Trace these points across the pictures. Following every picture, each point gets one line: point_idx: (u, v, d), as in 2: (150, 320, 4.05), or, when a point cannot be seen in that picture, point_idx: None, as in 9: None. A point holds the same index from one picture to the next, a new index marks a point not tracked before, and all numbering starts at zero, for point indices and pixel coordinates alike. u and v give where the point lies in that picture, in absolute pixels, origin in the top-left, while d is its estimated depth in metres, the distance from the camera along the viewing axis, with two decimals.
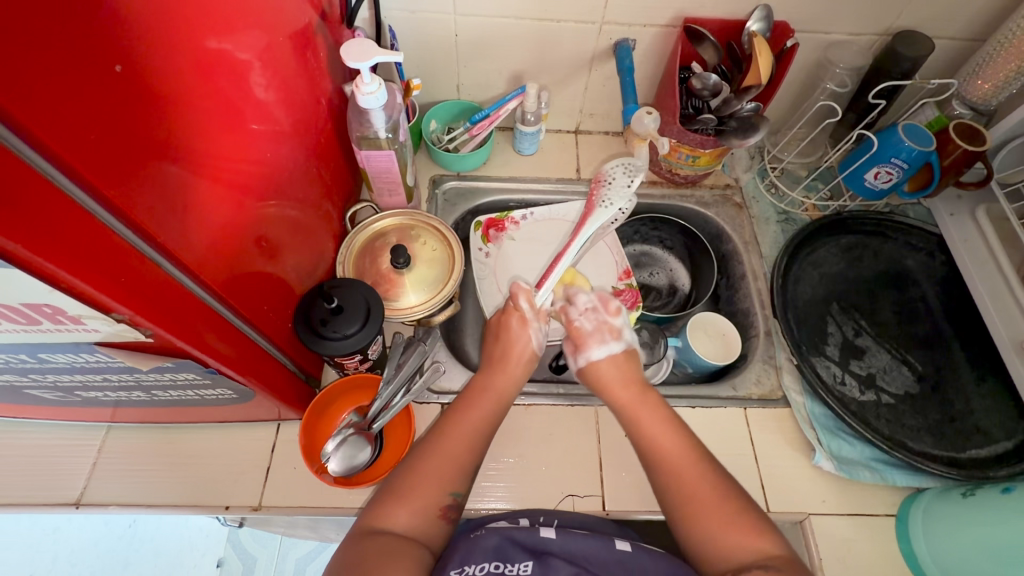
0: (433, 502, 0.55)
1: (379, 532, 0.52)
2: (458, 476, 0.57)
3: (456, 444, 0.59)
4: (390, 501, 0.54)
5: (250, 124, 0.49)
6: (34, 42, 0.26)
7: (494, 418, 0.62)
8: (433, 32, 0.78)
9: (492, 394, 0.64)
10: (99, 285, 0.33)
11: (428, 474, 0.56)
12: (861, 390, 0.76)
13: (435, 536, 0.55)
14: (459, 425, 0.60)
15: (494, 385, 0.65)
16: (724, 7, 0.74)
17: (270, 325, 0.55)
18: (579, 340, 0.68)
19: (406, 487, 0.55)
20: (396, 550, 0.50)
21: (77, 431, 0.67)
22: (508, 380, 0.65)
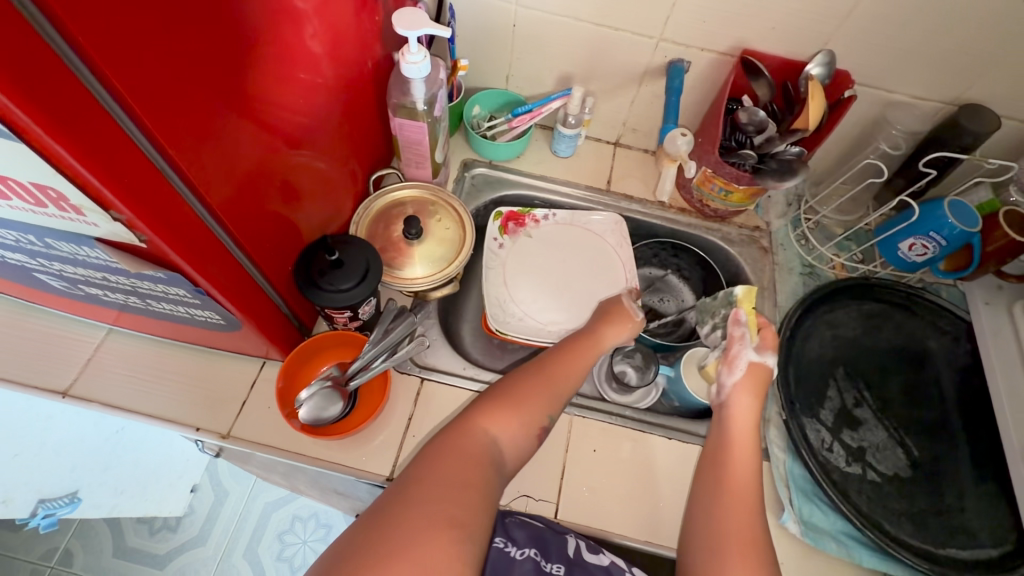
0: (533, 422, 0.62)
1: (475, 432, 0.57)
2: (553, 404, 0.63)
3: (559, 379, 0.65)
4: (494, 405, 0.60)
5: (294, 73, 0.50)
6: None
7: (588, 368, 0.68)
8: (493, 18, 0.78)
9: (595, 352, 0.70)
10: (104, 180, 0.33)
11: (531, 391, 0.62)
12: (848, 461, 0.72)
13: (523, 449, 0.61)
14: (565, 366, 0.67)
15: (596, 342, 0.70)
16: (786, 43, 0.73)
17: (269, 263, 0.56)
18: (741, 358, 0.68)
19: (512, 398, 0.61)
20: (487, 456, 0.56)
21: (81, 326, 0.71)
22: (608, 340, 0.71)
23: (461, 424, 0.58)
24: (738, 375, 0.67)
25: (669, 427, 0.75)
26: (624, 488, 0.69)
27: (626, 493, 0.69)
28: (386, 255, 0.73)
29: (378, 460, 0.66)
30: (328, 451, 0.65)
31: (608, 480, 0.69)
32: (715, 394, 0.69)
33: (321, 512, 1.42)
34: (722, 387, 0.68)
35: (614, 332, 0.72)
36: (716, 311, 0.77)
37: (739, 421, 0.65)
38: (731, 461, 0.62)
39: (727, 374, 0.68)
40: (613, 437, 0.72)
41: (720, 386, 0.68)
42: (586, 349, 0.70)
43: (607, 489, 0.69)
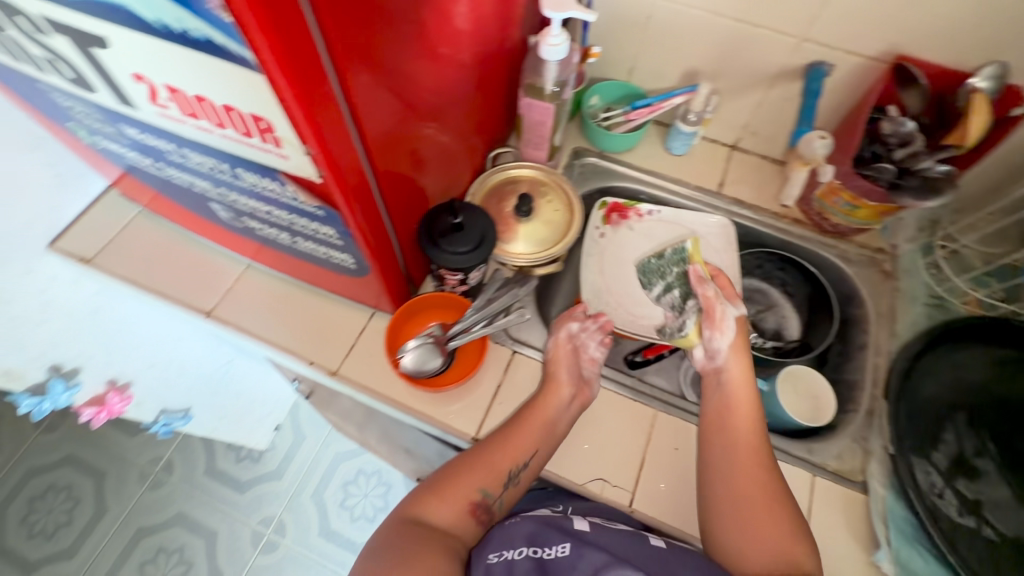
0: (469, 500, 0.59)
1: (412, 524, 0.56)
2: (490, 480, 0.60)
3: (500, 461, 0.62)
4: (430, 495, 0.59)
5: (443, 43, 0.54)
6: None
7: (539, 434, 0.64)
8: (628, 7, 0.79)
9: (542, 413, 0.65)
10: (308, 116, 0.38)
11: (464, 487, 0.60)
12: (960, 512, 0.66)
13: (467, 530, 0.59)
14: (507, 443, 0.63)
15: (545, 404, 0.65)
16: (951, 50, 0.67)
17: (398, 220, 0.61)
18: (716, 317, 0.68)
19: (447, 487, 0.59)
20: (433, 540, 0.55)
21: (225, 259, 0.80)
22: (556, 397, 0.66)
23: (401, 518, 0.57)
24: (729, 332, 0.67)
25: None
26: None
27: None
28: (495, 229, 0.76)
29: (466, 419, 0.69)
30: (421, 403, 0.70)
31: (688, 481, 0.68)
32: (709, 360, 0.68)
33: (383, 471, 1.51)
34: (716, 349, 0.67)
35: (559, 397, 0.66)
36: (669, 269, 0.78)
37: (736, 395, 0.64)
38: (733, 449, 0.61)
39: (719, 336, 0.67)
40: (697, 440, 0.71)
41: (712, 351, 0.67)
42: (535, 413, 0.65)
43: (686, 489, 0.67)
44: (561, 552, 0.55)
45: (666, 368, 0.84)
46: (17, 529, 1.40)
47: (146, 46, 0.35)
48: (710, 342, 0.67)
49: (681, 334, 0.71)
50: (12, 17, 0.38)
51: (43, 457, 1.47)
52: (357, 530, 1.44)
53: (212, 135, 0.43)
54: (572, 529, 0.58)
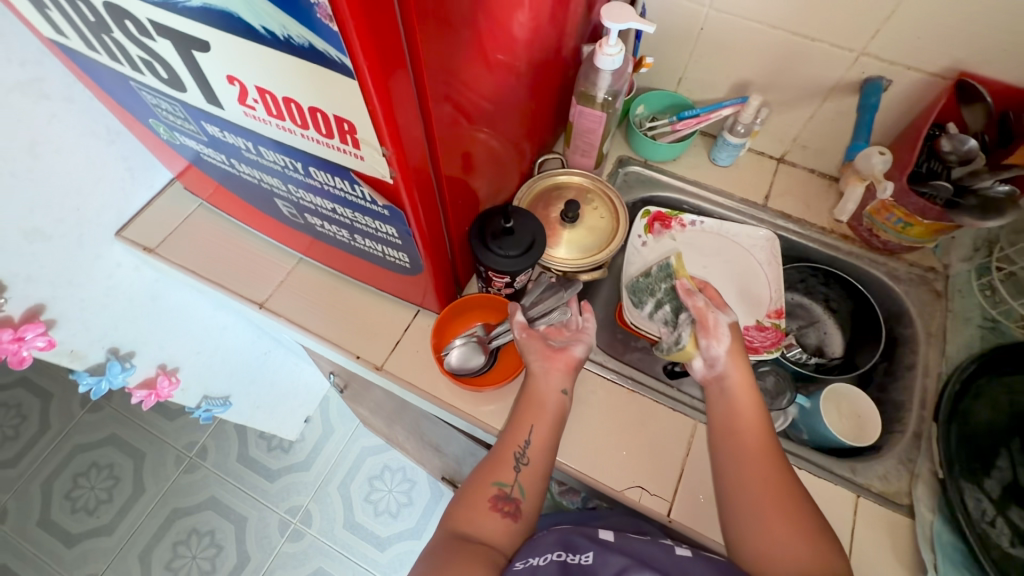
0: (487, 497, 0.59)
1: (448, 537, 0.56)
2: (500, 471, 0.60)
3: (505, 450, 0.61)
4: (456, 504, 0.59)
5: (503, 48, 0.56)
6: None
7: (534, 412, 0.63)
8: (681, 19, 0.80)
9: (532, 396, 0.64)
10: (391, 119, 0.39)
11: (480, 484, 0.60)
12: (1013, 542, 0.64)
13: (502, 533, 0.58)
14: (509, 433, 0.62)
15: (530, 387, 0.65)
16: (1017, 67, 0.66)
17: (453, 221, 0.62)
18: (709, 327, 0.66)
19: (465, 492, 0.60)
20: (470, 553, 0.54)
21: (278, 253, 0.83)
22: (541, 378, 0.65)
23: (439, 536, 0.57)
24: (725, 340, 0.65)
25: (801, 457, 0.70)
26: None
27: None
28: None
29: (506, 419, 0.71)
30: (463, 402, 0.71)
31: None
32: (709, 369, 0.65)
33: (408, 468, 1.54)
34: (714, 357, 0.65)
35: (541, 377, 0.65)
36: (658, 286, 0.79)
37: (740, 399, 0.62)
38: (747, 453, 0.59)
39: (717, 343, 0.65)
40: None
41: (710, 359, 0.65)
42: (524, 397, 0.64)
43: None
44: (586, 561, 0.57)
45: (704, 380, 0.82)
46: (61, 503, 1.47)
47: (248, 51, 0.38)
48: (704, 351, 0.66)
49: (679, 346, 0.68)
50: (122, 21, 0.41)
51: (89, 435, 1.54)
52: (380, 525, 1.46)
53: (294, 135, 0.45)
54: (596, 539, 0.61)
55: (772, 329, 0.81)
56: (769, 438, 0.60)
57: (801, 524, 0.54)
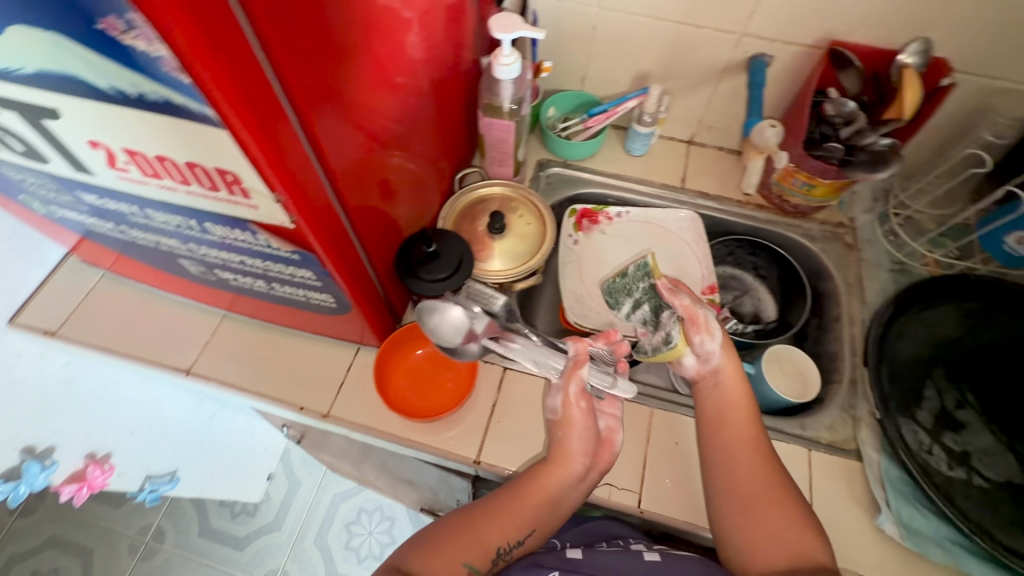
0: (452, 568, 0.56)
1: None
2: (478, 556, 0.57)
3: (492, 532, 0.59)
4: (415, 554, 0.56)
5: (400, 72, 0.55)
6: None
7: (536, 509, 0.61)
8: (573, 21, 0.81)
9: (544, 495, 0.61)
10: (274, 163, 0.37)
11: (451, 551, 0.57)
12: (950, 465, 0.69)
13: None
14: (503, 515, 0.60)
15: (545, 485, 0.62)
16: (878, 31, 0.71)
17: (374, 252, 0.60)
18: (697, 323, 0.67)
19: (429, 551, 0.57)
20: None
21: (201, 313, 0.78)
22: (559, 482, 0.62)
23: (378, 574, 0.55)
24: (715, 334, 0.66)
25: None
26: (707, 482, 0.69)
27: None
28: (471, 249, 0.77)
29: (465, 443, 0.69)
30: (419, 434, 0.69)
31: (692, 473, 0.69)
32: (704, 365, 0.67)
33: (386, 505, 1.48)
34: (709, 352, 0.66)
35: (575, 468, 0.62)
36: (635, 286, 0.78)
37: (734, 403, 0.64)
38: (739, 454, 0.61)
39: (709, 339, 0.66)
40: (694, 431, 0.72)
41: (705, 355, 0.66)
42: (537, 488, 0.62)
43: (692, 482, 0.68)
44: None
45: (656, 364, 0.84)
46: None
47: (105, 113, 0.35)
48: (698, 348, 0.66)
49: (670, 346, 0.68)
50: None
51: None
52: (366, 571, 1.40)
53: (178, 192, 0.42)
54: (565, 559, 0.60)
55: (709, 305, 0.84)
56: (757, 432, 0.63)
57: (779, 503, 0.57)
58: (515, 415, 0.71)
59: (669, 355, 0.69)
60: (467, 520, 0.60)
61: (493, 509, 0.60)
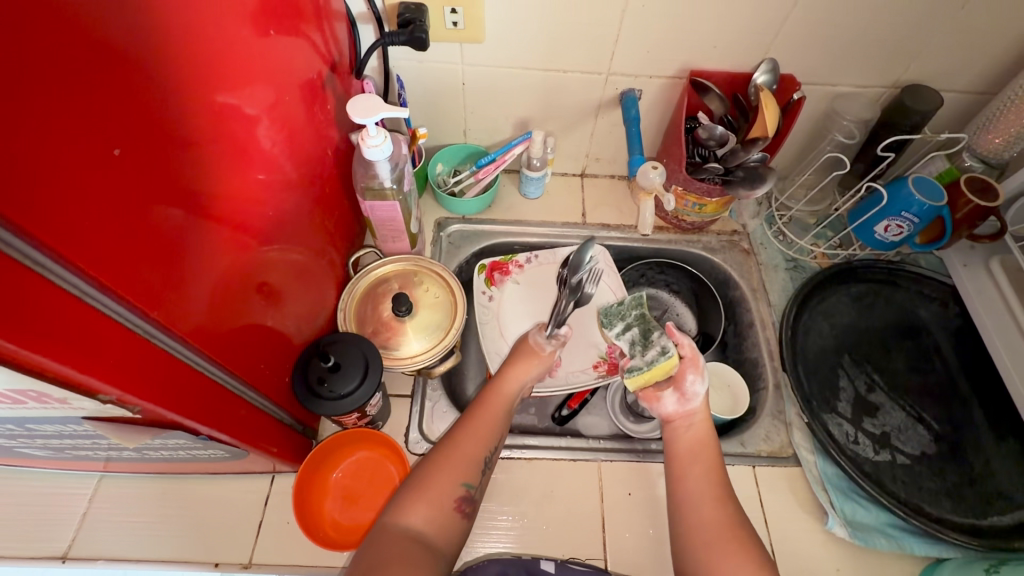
0: (446, 497, 0.57)
1: (389, 531, 0.53)
2: (469, 471, 0.59)
3: (472, 442, 0.61)
4: (410, 495, 0.56)
5: (255, 174, 0.49)
6: (14, 123, 0.26)
7: (501, 414, 0.64)
8: (441, 81, 0.78)
9: (500, 397, 0.65)
10: (86, 368, 0.32)
11: (442, 477, 0.58)
12: (875, 450, 0.73)
13: (455, 529, 0.57)
14: (475, 427, 0.62)
15: (503, 387, 0.66)
16: (729, 59, 0.75)
17: (264, 383, 0.55)
18: (694, 366, 0.65)
19: (423, 486, 0.57)
20: (416, 547, 0.53)
21: (70, 479, 0.66)
22: (514, 382, 0.67)
23: (379, 528, 0.54)
24: (705, 378, 0.65)
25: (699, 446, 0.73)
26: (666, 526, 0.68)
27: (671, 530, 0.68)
28: (379, 338, 0.71)
29: None
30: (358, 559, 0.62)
31: (649, 521, 0.68)
32: (680, 407, 0.65)
33: None
34: (694, 391, 0.65)
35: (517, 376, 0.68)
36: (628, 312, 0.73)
37: (699, 445, 0.63)
38: (703, 489, 0.59)
39: (698, 381, 0.65)
40: (644, 475, 0.71)
41: (685, 396, 0.65)
42: (495, 395, 0.65)
43: (651, 530, 0.67)
44: None
45: (595, 406, 0.84)
46: None
47: None
48: (686, 382, 0.65)
49: (668, 355, 0.65)
50: None
51: None
52: None
53: None
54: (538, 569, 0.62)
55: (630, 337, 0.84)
56: (716, 461, 0.62)
57: (728, 532, 0.55)
58: None
59: (661, 371, 0.66)
60: (448, 441, 0.61)
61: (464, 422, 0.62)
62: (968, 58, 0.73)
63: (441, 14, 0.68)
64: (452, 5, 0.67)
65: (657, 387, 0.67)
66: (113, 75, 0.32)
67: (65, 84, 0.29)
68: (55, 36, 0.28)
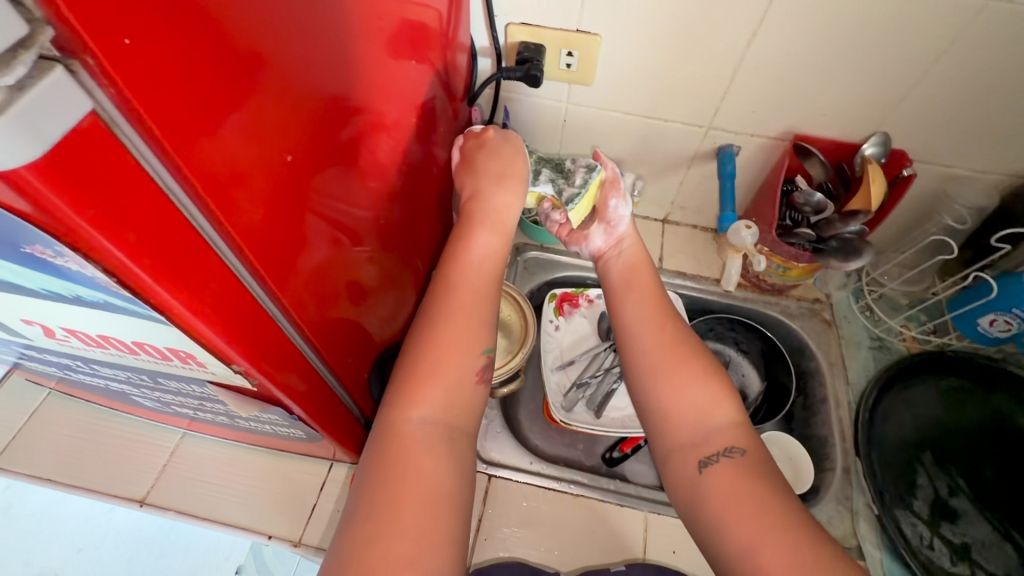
0: (459, 380, 0.52)
1: (404, 429, 0.48)
2: (480, 338, 0.54)
3: (471, 297, 0.55)
4: (414, 389, 0.50)
5: (373, 183, 0.54)
6: (237, 139, 0.31)
7: (491, 229, 0.60)
8: (543, 116, 0.82)
9: (492, 218, 0.60)
10: (231, 341, 0.36)
11: (445, 345, 0.52)
12: (952, 561, 0.67)
13: (469, 403, 0.52)
14: (469, 274, 0.57)
15: (483, 205, 0.61)
16: (839, 127, 0.74)
17: (349, 374, 0.59)
18: (616, 186, 0.65)
19: (432, 370, 0.51)
20: (427, 447, 0.48)
21: (158, 431, 0.72)
22: (511, 207, 0.62)
23: (390, 425, 0.48)
24: (628, 205, 0.65)
25: None
26: None
27: None
28: None
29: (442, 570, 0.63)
30: None
31: None
32: (608, 238, 0.65)
33: None
34: (618, 217, 0.64)
35: (501, 190, 0.62)
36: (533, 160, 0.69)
37: (638, 267, 0.63)
38: (652, 334, 0.56)
39: (622, 204, 0.64)
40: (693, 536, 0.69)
41: (608, 227, 0.64)
42: (491, 219, 0.60)
43: None
44: None
45: (646, 454, 0.82)
46: None
47: (63, 309, 0.33)
48: (608, 210, 0.64)
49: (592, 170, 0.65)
50: None
51: None
52: None
53: (127, 359, 0.39)
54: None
55: None
56: (660, 295, 0.60)
57: (698, 379, 0.53)
58: (508, 527, 0.68)
59: (592, 192, 0.65)
60: (443, 315, 0.53)
61: (455, 263, 0.57)
62: None
63: (556, 55, 0.72)
64: (569, 49, 0.71)
65: (585, 227, 0.66)
66: (301, 92, 0.36)
67: (269, 100, 0.33)
68: (272, 64, 0.32)
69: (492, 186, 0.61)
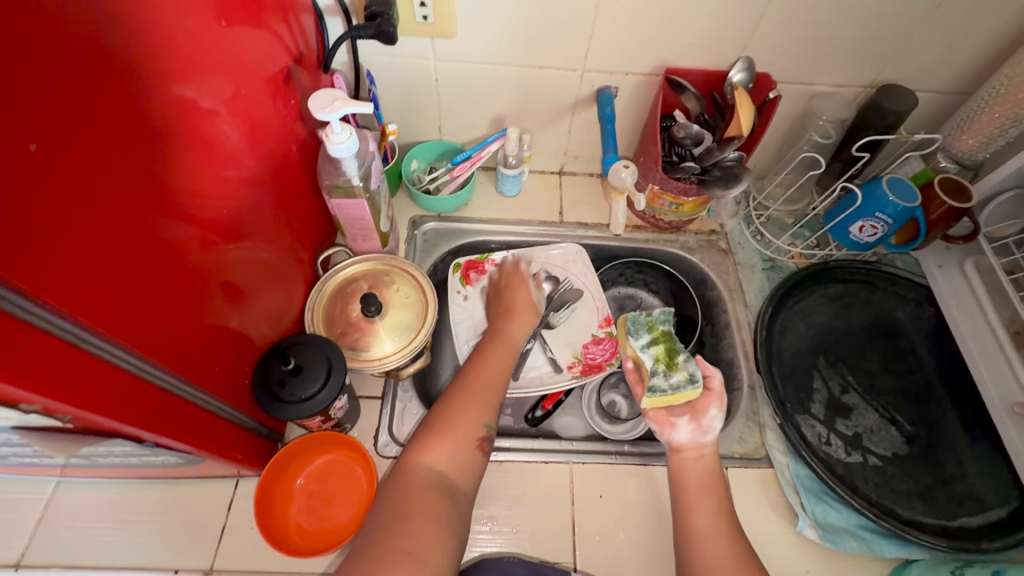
0: (467, 437, 0.61)
1: (416, 470, 0.58)
2: (488, 413, 0.64)
3: (483, 387, 0.66)
4: (432, 438, 0.60)
5: (216, 172, 0.48)
6: None
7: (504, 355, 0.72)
8: (413, 76, 0.77)
9: (505, 338, 0.74)
10: (9, 379, 0.30)
11: (462, 418, 0.62)
12: (848, 451, 0.73)
13: (474, 463, 0.61)
14: (481, 376, 0.67)
15: (508, 337, 0.74)
16: (707, 57, 0.74)
17: (223, 385, 0.53)
18: (698, 407, 0.67)
19: (445, 427, 0.61)
20: (433, 487, 0.56)
21: (25, 484, 0.64)
22: (519, 331, 0.76)
23: (405, 466, 0.58)
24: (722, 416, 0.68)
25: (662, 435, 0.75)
26: (638, 529, 0.67)
27: (643, 533, 0.67)
28: (349, 338, 0.69)
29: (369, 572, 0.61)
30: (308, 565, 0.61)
31: (620, 524, 0.67)
32: (699, 437, 0.66)
33: None
34: (710, 425, 0.67)
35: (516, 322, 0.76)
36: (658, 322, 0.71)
37: (710, 456, 0.66)
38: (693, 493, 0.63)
39: (714, 416, 0.67)
40: (618, 477, 0.70)
41: (698, 427, 0.66)
42: (501, 341, 0.73)
43: (622, 534, 0.67)
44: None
45: (571, 405, 0.84)
46: None
47: None
48: (705, 416, 0.67)
49: (693, 383, 0.66)
50: None
51: None
52: None
53: None
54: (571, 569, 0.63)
55: (607, 339, 0.83)
56: (715, 471, 0.65)
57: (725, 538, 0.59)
58: None
59: (682, 395, 0.67)
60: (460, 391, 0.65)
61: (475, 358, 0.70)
62: (944, 58, 0.73)
63: (410, 8, 0.66)
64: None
65: (671, 413, 0.68)
66: (40, 66, 0.30)
67: None
68: None
69: (505, 320, 0.76)
